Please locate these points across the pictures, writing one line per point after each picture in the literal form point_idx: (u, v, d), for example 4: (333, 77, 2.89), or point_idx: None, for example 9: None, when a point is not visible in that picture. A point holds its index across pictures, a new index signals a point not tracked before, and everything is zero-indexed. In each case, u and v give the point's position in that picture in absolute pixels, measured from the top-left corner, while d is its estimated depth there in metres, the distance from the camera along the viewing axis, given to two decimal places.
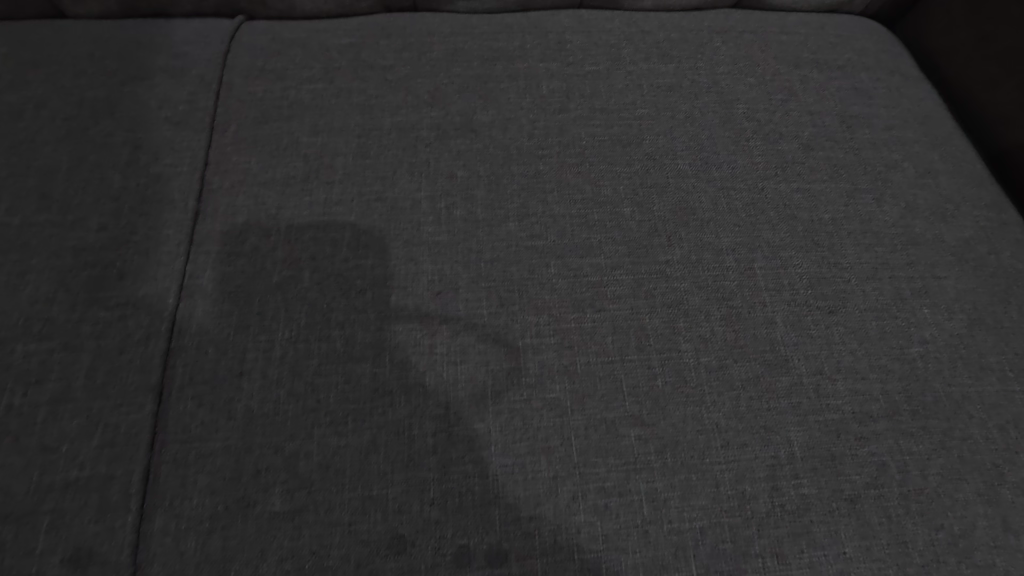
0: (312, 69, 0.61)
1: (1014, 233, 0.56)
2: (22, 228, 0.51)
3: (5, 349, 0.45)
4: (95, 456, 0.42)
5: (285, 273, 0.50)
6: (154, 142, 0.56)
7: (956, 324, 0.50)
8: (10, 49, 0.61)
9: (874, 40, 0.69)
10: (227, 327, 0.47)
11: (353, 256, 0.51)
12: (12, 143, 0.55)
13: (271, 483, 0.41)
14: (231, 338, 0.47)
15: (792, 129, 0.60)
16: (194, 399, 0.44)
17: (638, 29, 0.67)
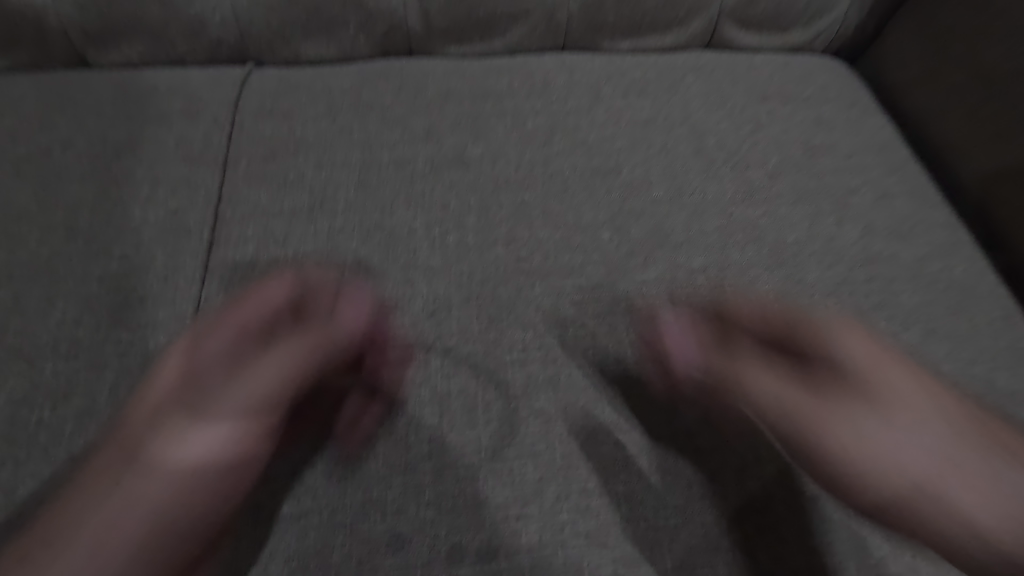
0: (316, 109, 0.67)
1: (967, 250, 0.60)
2: (49, 257, 0.55)
3: (36, 369, 0.50)
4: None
5: None
6: (172, 178, 0.61)
7: (912, 335, 0.55)
8: (39, 96, 0.66)
9: (834, 76, 0.74)
10: None
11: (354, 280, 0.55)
12: (42, 181, 0.60)
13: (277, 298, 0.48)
14: None
15: (759, 158, 0.65)
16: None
17: (616, 68, 0.73)
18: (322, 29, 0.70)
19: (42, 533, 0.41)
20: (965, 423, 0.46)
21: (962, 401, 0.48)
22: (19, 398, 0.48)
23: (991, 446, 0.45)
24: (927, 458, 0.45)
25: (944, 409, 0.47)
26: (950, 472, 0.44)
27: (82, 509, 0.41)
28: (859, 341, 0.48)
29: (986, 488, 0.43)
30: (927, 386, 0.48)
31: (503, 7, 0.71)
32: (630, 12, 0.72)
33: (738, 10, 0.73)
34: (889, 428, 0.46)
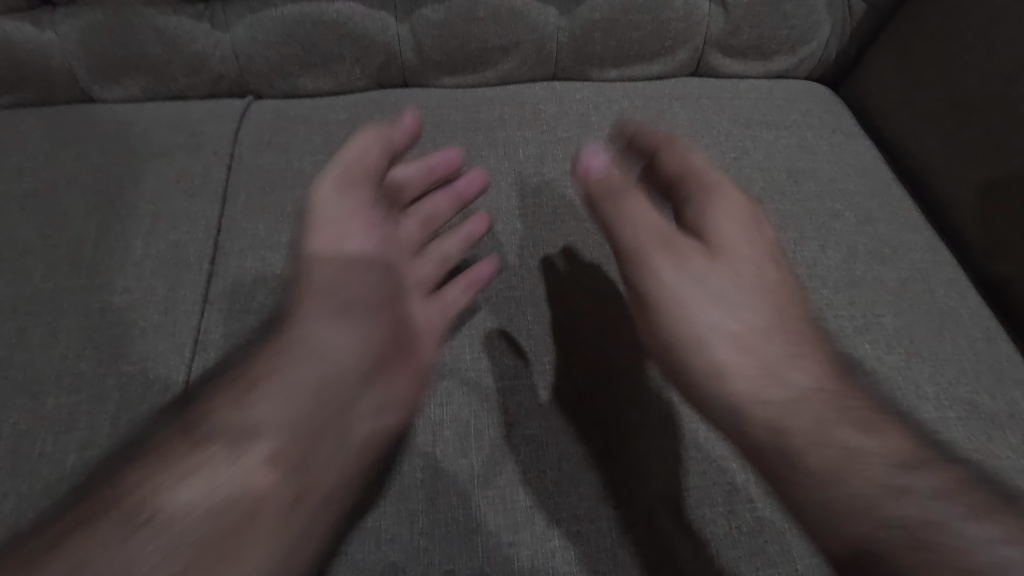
0: (313, 142, 0.69)
1: (948, 272, 0.62)
2: (53, 291, 0.57)
3: (38, 403, 0.51)
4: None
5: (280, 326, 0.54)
6: (172, 211, 0.63)
7: (895, 357, 0.56)
8: (44, 132, 0.68)
9: (817, 102, 0.76)
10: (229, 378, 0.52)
11: None
12: (46, 216, 0.62)
13: (355, 196, 0.55)
14: None
15: (745, 184, 0.67)
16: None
17: (605, 97, 0.75)
18: (319, 64, 0.72)
19: (200, 430, 0.45)
20: (797, 327, 0.51)
21: (796, 312, 0.52)
22: (22, 431, 0.50)
23: (801, 348, 0.50)
24: (739, 318, 0.51)
25: (776, 305, 0.52)
26: (755, 356, 0.49)
27: (244, 393, 0.47)
28: (734, 232, 0.54)
29: (780, 377, 0.48)
30: (777, 283, 0.53)
31: (495, 40, 0.72)
32: (618, 43, 0.74)
33: (722, 39, 0.75)
34: (724, 280, 0.52)
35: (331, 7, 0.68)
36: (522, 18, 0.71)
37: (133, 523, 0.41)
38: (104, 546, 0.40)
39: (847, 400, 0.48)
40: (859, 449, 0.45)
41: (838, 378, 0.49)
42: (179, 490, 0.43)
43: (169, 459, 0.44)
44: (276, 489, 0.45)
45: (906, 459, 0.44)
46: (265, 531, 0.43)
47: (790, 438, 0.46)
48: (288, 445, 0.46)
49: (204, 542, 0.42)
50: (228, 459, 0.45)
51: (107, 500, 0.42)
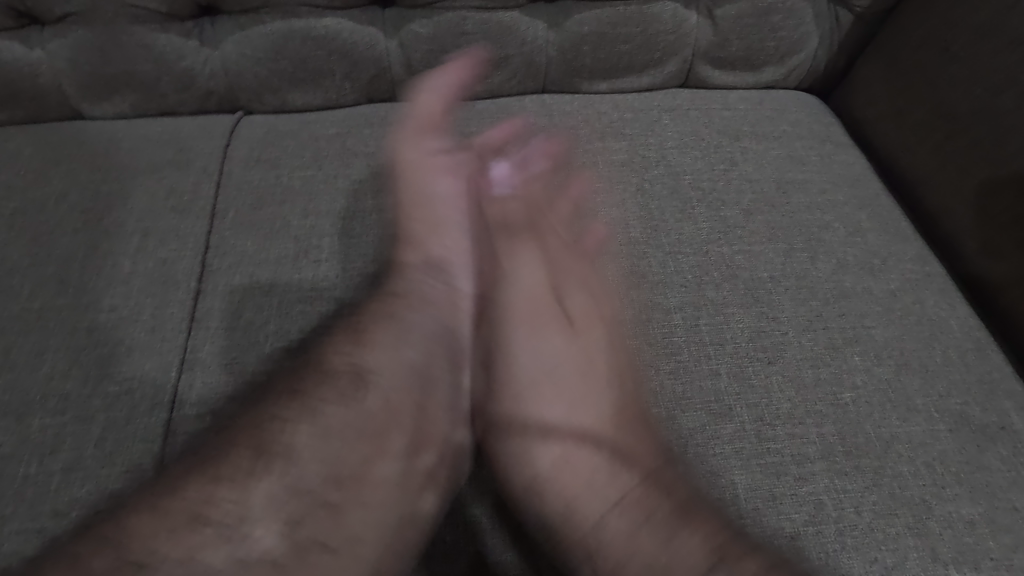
0: (302, 158, 0.69)
1: (938, 283, 0.62)
2: (41, 311, 0.57)
3: (24, 423, 0.51)
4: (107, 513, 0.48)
5: (275, 346, 0.56)
6: (160, 229, 0.63)
7: (885, 369, 0.56)
8: (34, 150, 0.68)
9: (807, 112, 0.76)
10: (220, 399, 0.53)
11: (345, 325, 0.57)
12: (33, 236, 0.62)
13: (434, 159, 0.63)
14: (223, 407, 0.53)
15: (733, 196, 0.67)
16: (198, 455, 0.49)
17: (594, 109, 0.74)
18: (309, 80, 0.72)
19: (325, 380, 0.51)
20: (601, 406, 0.52)
21: (616, 390, 0.53)
22: (8, 452, 0.50)
23: (624, 437, 0.51)
24: (554, 390, 0.54)
25: (607, 376, 0.54)
26: (569, 446, 0.51)
27: (362, 348, 0.53)
28: (564, 325, 0.57)
29: (592, 481, 0.49)
30: (582, 351, 0.56)
31: (483, 53, 0.72)
32: (606, 56, 0.74)
33: (711, 51, 0.74)
34: (525, 340, 0.56)
35: (319, 22, 0.68)
36: (510, 31, 0.71)
37: (274, 470, 0.47)
38: (247, 490, 0.46)
39: (667, 492, 0.47)
40: (669, 553, 0.45)
41: (644, 472, 0.49)
42: (309, 438, 0.48)
43: (298, 409, 0.49)
44: (394, 438, 0.49)
45: (710, 557, 0.44)
46: (386, 478, 0.48)
47: (611, 548, 0.47)
48: (401, 397, 0.51)
49: (335, 485, 0.47)
50: (351, 408, 0.50)
51: (245, 449, 0.48)
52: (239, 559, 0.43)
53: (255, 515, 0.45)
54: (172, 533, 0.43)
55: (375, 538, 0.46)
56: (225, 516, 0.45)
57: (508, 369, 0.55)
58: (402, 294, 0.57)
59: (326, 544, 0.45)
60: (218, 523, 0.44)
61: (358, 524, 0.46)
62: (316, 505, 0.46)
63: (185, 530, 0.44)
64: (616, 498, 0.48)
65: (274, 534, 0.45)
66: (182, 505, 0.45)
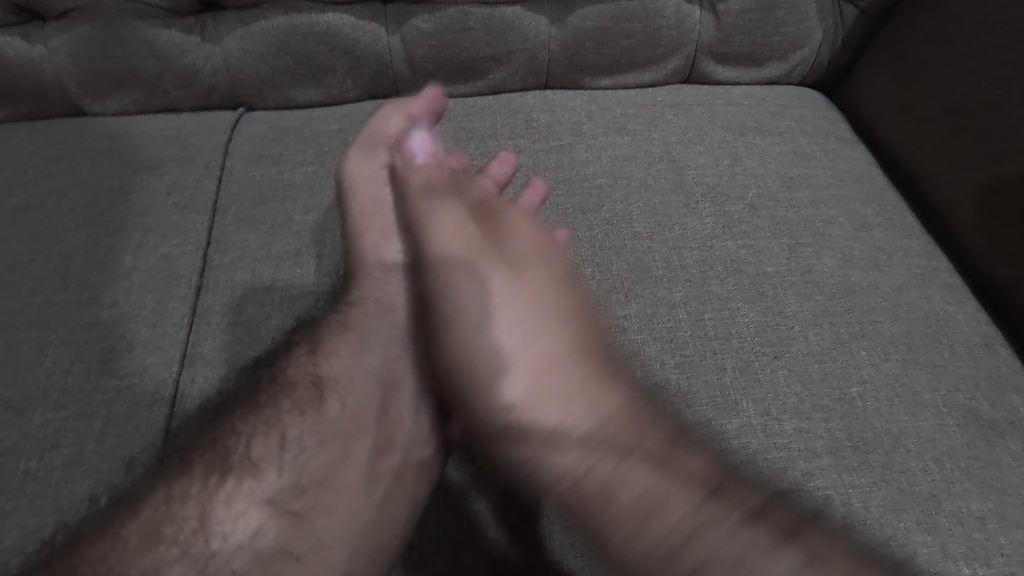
0: (305, 153, 0.68)
1: (944, 278, 0.62)
2: (43, 307, 0.57)
3: (25, 418, 0.51)
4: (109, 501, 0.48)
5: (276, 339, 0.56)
6: (161, 225, 0.63)
7: (893, 364, 0.56)
8: (37, 146, 0.68)
9: (811, 107, 0.76)
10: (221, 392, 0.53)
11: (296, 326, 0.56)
12: (35, 231, 0.62)
13: (381, 176, 0.63)
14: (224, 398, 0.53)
15: (737, 191, 0.67)
16: (181, 448, 0.49)
17: (597, 105, 0.74)
18: (311, 76, 0.72)
19: (282, 389, 0.52)
20: (556, 342, 0.51)
21: (567, 322, 0.52)
22: (7, 447, 0.50)
23: (586, 372, 0.49)
24: (523, 328, 0.52)
25: (545, 309, 0.53)
26: (537, 388, 0.49)
27: (320, 354, 0.54)
28: (513, 263, 0.55)
29: (570, 420, 0.48)
30: (519, 287, 0.54)
31: (485, 50, 0.72)
32: (609, 52, 0.73)
33: (714, 47, 0.74)
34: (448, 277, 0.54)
35: (321, 18, 0.68)
36: (512, 26, 0.70)
37: (235, 482, 0.48)
38: (205, 505, 0.47)
39: (651, 429, 0.46)
40: (657, 489, 0.43)
41: (635, 412, 0.47)
42: (271, 447, 0.50)
43: (256, 420, 0.50)
44: (359, 444, 0.52)
45: (699, 497, 0.42)
46: (351, 483, 0.50)
47: (591, 494, 0.45)
48: (365, 402, 0.53)
49: (299, 493, 0.49)
50: (312, 416, 0.51)
51: (201, 464, 0.48)
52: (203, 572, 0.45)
53: (222, 527, 0.46)
54: (132, 555, 0.43)
55: (342, 545, 0.48)
56: (183, 532, 0.45)
57: (471, 327, 0.52)
58: (362, 300, 0.57)
59: (294, 553, 0.47)
60: (183, 539, 0.45)
61: (325, 531, 0.48)
62: (284, 514, 0.48)
63: (144, 549, 0.44)
64: (588, 437, 0.47)
65: (239, 546, 0.46)
66: (140, 523, 0.45)
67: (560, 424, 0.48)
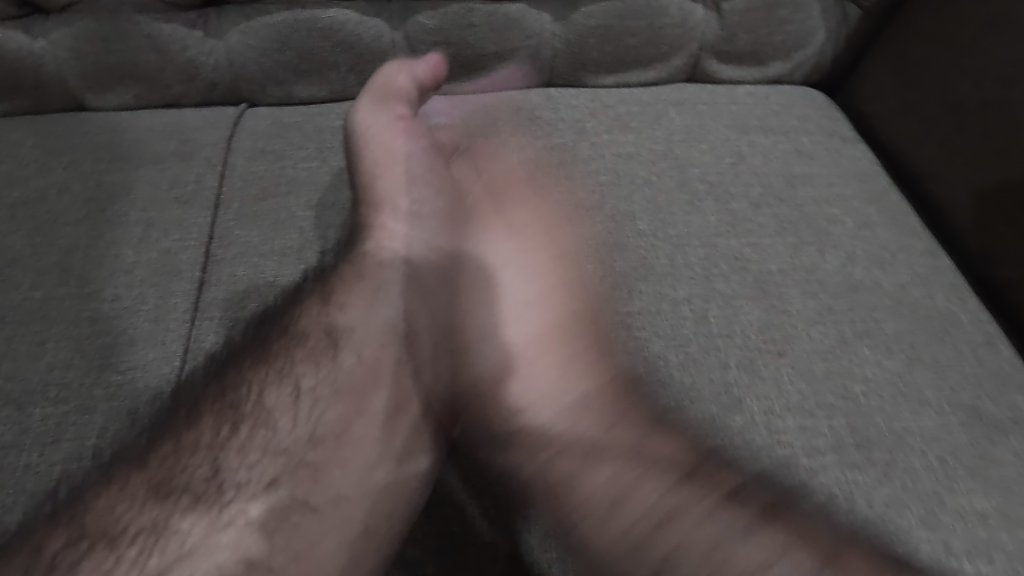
0: (308, 149, 0.68)
1: (947, 277, 0.62)
2: (44, 301, 0.57)
3: (24, 413, 0.51)
4: (123, 487, 0.50)
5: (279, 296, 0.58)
6: (164, 219, 0.62)
7: (896, 363, 0.56)
8: (37, 140, 0.68)
9: (815, 106, 0.75)
10: (232, 343, 0.56)
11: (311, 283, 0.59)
12: (36, 225, 0.61)
13: (392, 130, 0.64)
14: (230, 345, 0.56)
15: (741, 189, 0.67)
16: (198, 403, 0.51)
17: (601, 103, 0.73)
18: (315, 71, 0.71)
19: (295, 341, 0.57)
20: (562, 306, 0.60)
21: (571, 300, 0.60)
22: (7, 441, 0.50)
23: (586, 353, 0.57)
24: (532, 323, 0.60)
25: (550, 294, 0.61)
26: (552, 396, 0.56)
27: (332, 306, 0.58)
28: (562, 258, 0.62)
29: (540, 398, 0.56)
30: (532, 257, 0.63)
31: (489, 47, 0.71)
32: (613, 49, 0.73)
33: (718, 45, 0.74)
34: (485, 239, 0.65)
35: (325, 14, 0.68)
36: (516, 23, 0.70)
37: (247, 431, 0.53)
38: (217, 450, 0.52)
39: (632, 414, 0.53)
40: (629, 484, 0.50)
41: (613, 399, 0.54)
42: (286, 398, 0.55)
43: (269, 372, 0.56)
44: (373, 397, 0.56)
45: (674, 482, 0.49)
46: (369, 437, 0.54)
47: (580, 513, 0.49)
48: (378, 354, 0.57)
49: (314, 445, 0.54)
50: (328, 365, 0.56)
51: (212, 416, 0.53)
52: (216, 522, 0.50)
53: (234, 480, 0.52)
54: (141, 505, 0.50)
55: (359, 498, 0.52)
56: (193, 481, 0.51)
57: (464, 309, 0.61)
58: (376, 254, 0.61)
59: (310, 505, 0.51)
60: (195, 487, 0.51)
61: (342, 484, 0.52)
62: (298, 465, 0.53)
63: (155, 499, 0.50)
64: (574, 403, 0.56)
65: (252, 499, 0.51)
66: (148, 475, 0.51)
67: (561, 405, 0.56)
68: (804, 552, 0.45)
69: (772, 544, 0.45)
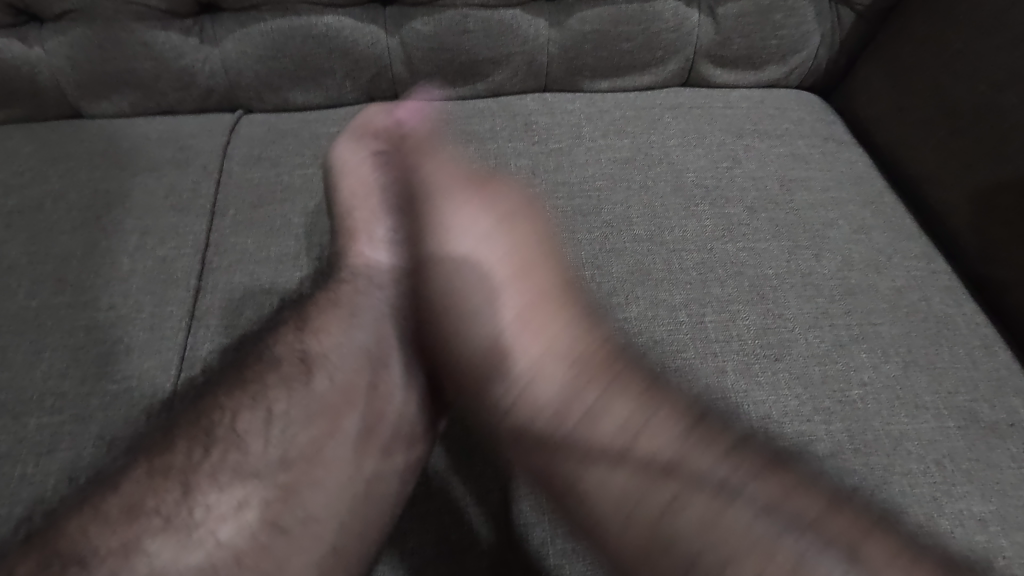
0: (303, 156, 0.68)
1: (943, 280, 0.62)
2: (40, 310, 0.57)
3: (20, 423, 0.51)
4: (96, 511, 0.45)
5: (260, 324, 0.56)
6: (159, 227, 0.62)
7: (892, 366, 0.56)
8: (33, 148, 0.68)
9: (810, 110, 0.76)
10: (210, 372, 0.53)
11: (289, 307, 0.56)
12: (32, 234, 0.61)
13: (373, 160, 0.63)
14: (209, 380, 0.52)
15: (737, 193, 0.67)
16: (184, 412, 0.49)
17: (597, 108, 0.74)
18: (310, 77, 0.71)
19: (269, 366, 0.52)
20: (547, 284, 0.53)
21: (547, 275, 0.53)
22: (3, 452, 0.50)
23: (569, 321, 0.50)
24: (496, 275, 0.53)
25: (526, 261, 0.54)
26: (540, 357, 0.48)
27: (308, 333, 0.54)
28: (489, 215, 0.56)
29: (546, 359, 0.48)
30: (514, 236, 0.55)
31: (484, 52, 0.71)
32: (608, 54, 0.73)
33: (713, 50, 0.74)
34: (475, 201, 0.57)
35: (320, 21, 0.68)
36: (511, 29, 0.70)
37: (219, 454, 0.48)
38: (189, 478, 0.47)
39: (628, 372, 0.47)
40: (643, 422, 0.44)
41: (604, 360, 0.48)
42: (255, 422, 0.49)
43: (242, 397, 0.50)
44: (346, 418, 0.51)
45: (665, 459, 0.43)
46: (341, 456, 0.49)
47: (563, 477, 0.45)
48: (352, 377, 0.52)
49: (284, 467, 0.48)
50: (297, 391, 0.51)
51: (185, 441, 0.48)
52: (184, 544, 0.45)
53: (206, 499, 0.46)
54: (113, 527, 0.44)
55: (330, 518, 0.47)
56: (166, 506, 0.46)
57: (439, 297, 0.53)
58: (351, 277, 0.57)
59: (282, 527, 0.46)
60: (166, 510, 0.45)
61: (314, 504, 0.48)
62: (271, 488, 0.48)
63: (125, 522, 0.44)
64: (561, 371, 0.48)
65: (224, 517, 0.46)
66: (123, 497, 0.45)
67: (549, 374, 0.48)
68: (814, 499, 0.40)
69: (801, 510, 0.39)
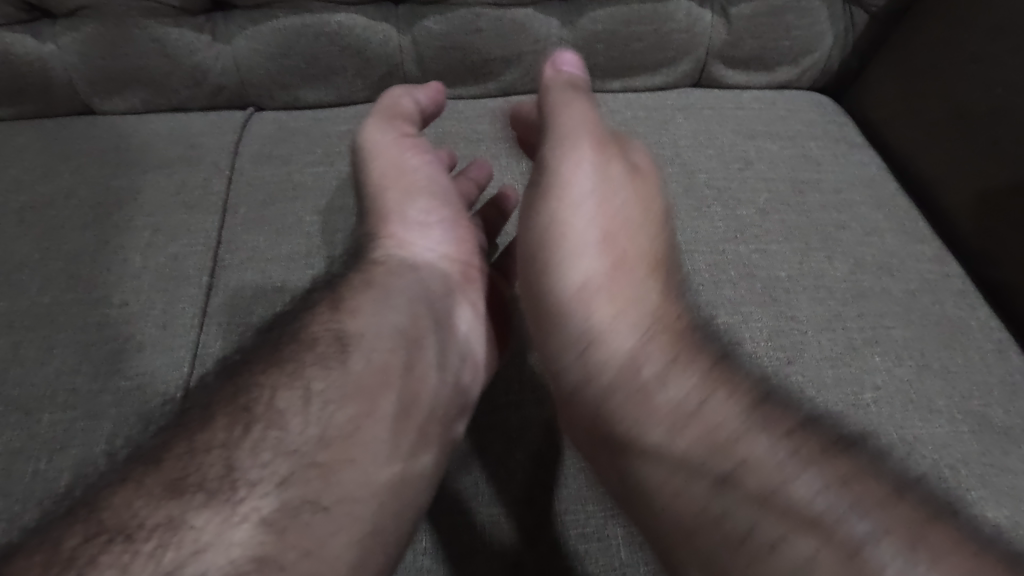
0: (313, 154, 0.68)
1: (956, 284, 0.62)
2: (51, 306, 0.57)
3: (32, 419, 0.51)
4: (127, 485, 0.43)
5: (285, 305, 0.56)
6: (171, 225, 0.62)
7: (905, 370, 0.55)
8: (45, 145, 0.68)
9: (821, 112, 0.75)
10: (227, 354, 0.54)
11: (322, 286, 0.55)
12: (44, 231, 0.61)
13: (397, 149, 0.62)
14: (233, 356, 0.52)
15: (749, 195, 0.66)
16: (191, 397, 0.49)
17: (607, 108, 0.73)
18: (321, 75, 0.71)
19: (305, 345, 0.50)
20: (638, 248, 0.50)
21: (648, 238, 0.51)
22: (15, 448, 0.50)
23: (660, 286, 0.49)
24: (610, 224, 0.51)
25: (638, 219, 0.52)
26: (619, 313, 0.47)
27: (343, 312, 0.52)
28: (623, 169, 0.54)
29: (621, 321, 0.47)
30: (631, 186, 0.53)
31: (495, 51, 0.71)
32: (620, 54, 0.73)
33: (724, 50, 0.74)
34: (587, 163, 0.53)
35: (331, 18, 0.68)
36: (523, 27, 0.70)
37: (257, 433, 0.45)
38: (232, 449, 0.45)
39: (693, 351, 0.45)
40: (697, 404, 0.42)
41: (681, 335, 0.46)
42: (292, 399, 0.47)
43: (279, 372, 0.48)
44: (383, 398, 0.49)
45: (744, 408, 0.41)
46: (378, 437, 0.47)
47: (637, 445, 0.43)
48: (390, 358, 0.50)
49: (325, 446, 0.46)
50: (335, 369, 0.48)
51: (221, 414, 0.46)
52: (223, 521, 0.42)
53: (244, 474, 0.44)
54: (156, 500, 0.42)
55: (368, 499, 0.45)
56: (207, 479, 0.44)
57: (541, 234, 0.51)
58: (385, 260, 0.56)
59: (317, 504, 0.44)
60: (208, 487, 0.43)
61: (350, 484, 0.45)
62: (307, 466, 0.45)
63: (167, 498, 0.42)
64: (632, 338, 0.46)
65: (265, 492, 0.44)
66: (160, 474, 0.43)
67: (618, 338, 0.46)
68: (867, 484, 0.36)
69: (853, 495, 0.36)
